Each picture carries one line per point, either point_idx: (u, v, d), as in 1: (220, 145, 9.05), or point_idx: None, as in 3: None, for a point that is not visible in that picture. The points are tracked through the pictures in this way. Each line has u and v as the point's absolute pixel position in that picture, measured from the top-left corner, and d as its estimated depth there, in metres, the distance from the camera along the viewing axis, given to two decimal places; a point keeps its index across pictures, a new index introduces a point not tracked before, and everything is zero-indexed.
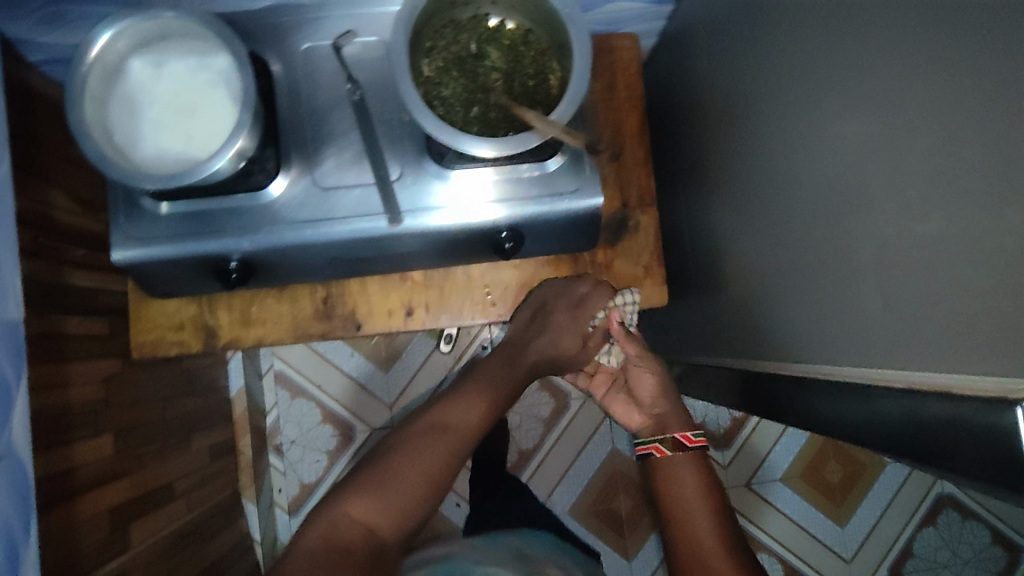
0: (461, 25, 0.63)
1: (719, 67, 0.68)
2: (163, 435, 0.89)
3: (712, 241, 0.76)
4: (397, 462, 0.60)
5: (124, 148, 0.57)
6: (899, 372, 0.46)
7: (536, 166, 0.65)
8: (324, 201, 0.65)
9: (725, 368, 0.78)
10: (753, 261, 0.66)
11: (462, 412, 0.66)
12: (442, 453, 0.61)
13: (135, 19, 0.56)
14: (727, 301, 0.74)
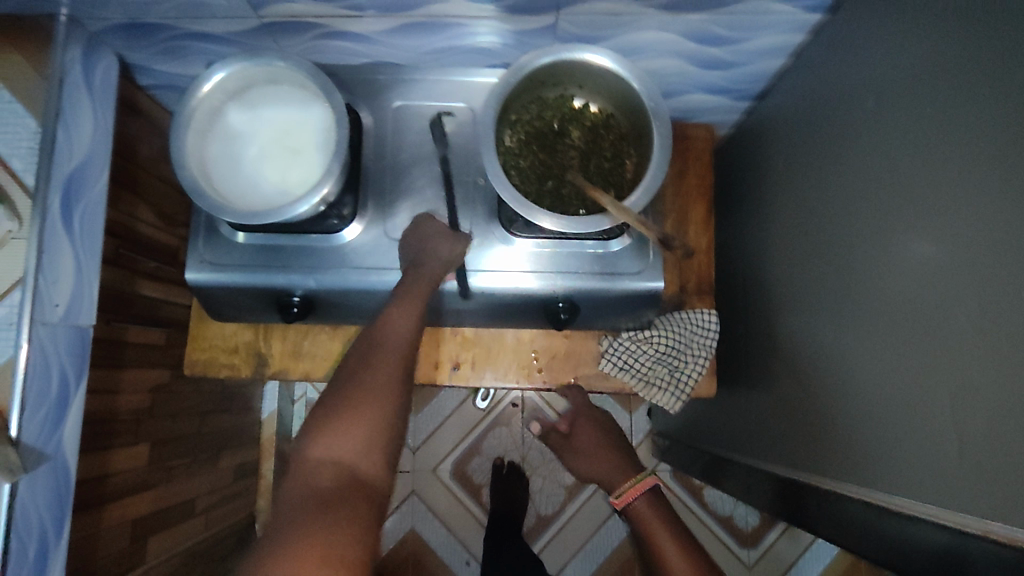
0: (547, 102, 0.66)
1: (791, 169, 0.70)
2: (195, 451, 0.91)
3: (764, 336, 0.76)
4: (348, 404, 0.51)
5: (214, 178, 0.60)
6: (933, 507, 0.46)
7: (600, 244, 0.66)
8: (392, 251, 0.68)
9: (755, 471, 0.77)
10: (805, 365, 0.66)
11: (387, 350, 0.55)
12: (390, 381, 0.54)
13: (245, 63, 0.60)
14: (773, 400, 0.73)
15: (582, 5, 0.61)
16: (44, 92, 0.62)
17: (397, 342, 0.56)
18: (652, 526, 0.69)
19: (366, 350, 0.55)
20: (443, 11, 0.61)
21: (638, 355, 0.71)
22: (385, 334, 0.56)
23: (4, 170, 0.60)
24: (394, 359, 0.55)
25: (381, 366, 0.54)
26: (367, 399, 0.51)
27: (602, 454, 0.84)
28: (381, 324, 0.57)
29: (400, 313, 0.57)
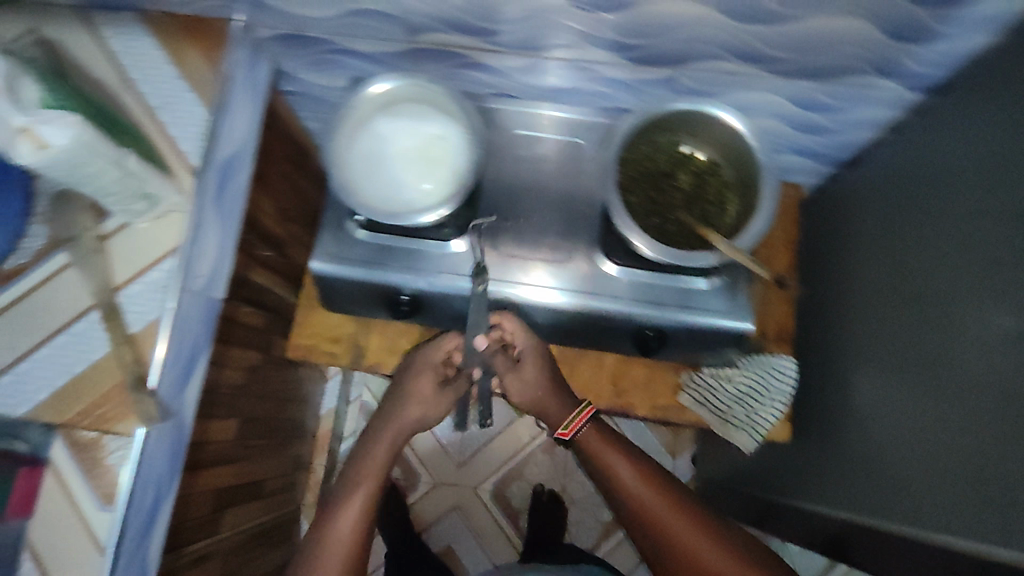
0: (658, 145, 0.70)
1: (868, 230, 0.74)
2: (268, 435, 0.95)
3: (817, 380, 0.79)
4: (313, 554, 0.68)
5: (359, 180, 0.67)
6: (971, 539, 0.49)
7: (693, 280, 0.70)
8: (497, 264, 0.73)
9: (792, 511, 0.80)
10: (873, 426, 0.68)
11: (342, 515, 0.70)
12: (348, 535, 0.69)
13: (399, 82, 0.68)
14: (824, 442, 0.76)
15: (702, 62, 0.66)
16: (216, 85, 0.67)
17: (358, 500, 0.71)
18: (607, 454, 0.73)
19: (334, 509, 0.70)
20: (575, 53, 0.68)
21: (717, 392, 0.75)
22: (350, 495, 0.71)
23: (174, 150, 0.65)
24: (357, 509, 0.70)
25: (343, 521, 0.69)
26: (329, 555, 0.68)
27: (552, 392, 0.76)
28: (348, 487, 0.72)
29: (366, 474, 0.73)
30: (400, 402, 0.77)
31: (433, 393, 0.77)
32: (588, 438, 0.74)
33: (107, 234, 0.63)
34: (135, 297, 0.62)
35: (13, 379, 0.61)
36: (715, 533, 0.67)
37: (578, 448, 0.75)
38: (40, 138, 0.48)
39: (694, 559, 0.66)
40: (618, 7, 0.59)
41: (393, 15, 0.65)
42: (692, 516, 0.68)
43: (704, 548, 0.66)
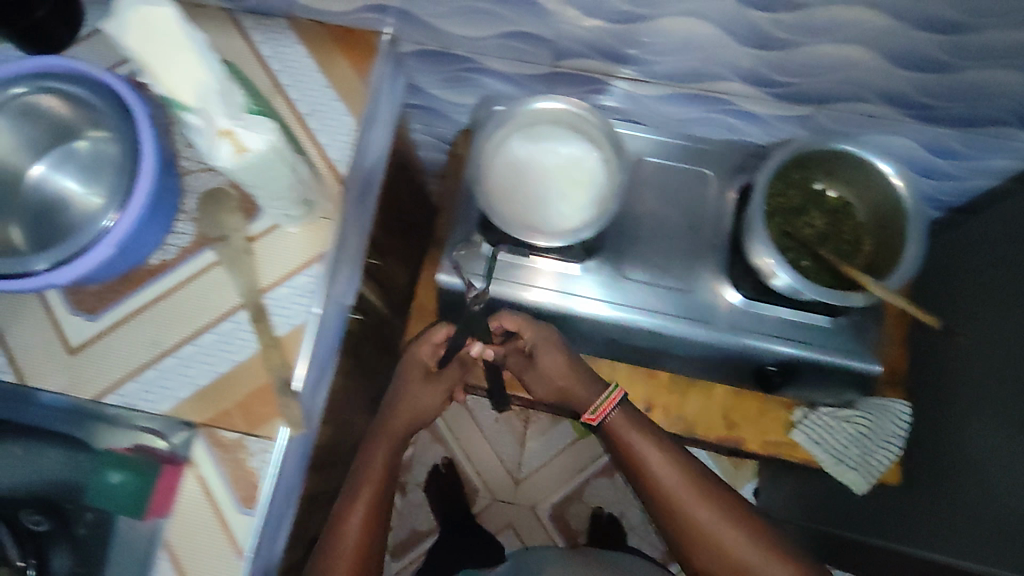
0: (792, 180, 0.69)
1: (985, 274, 0.73)
2: (354, 442, 0.94)
3: (930, 424, 0.78)
4: (332, 550, 0.71)
5: (499, 200, 0.67)
6: None
7: (822, 318, 0.71)
8: (619, 288, 0.73)
9: (903, 555, 0.79)
10: (1002, 471, 0.67)
11: (352, 514, 0.73)
12: (354, 539, 0.72)
13: (533, 103, 0.67)
14: (943, 488, 0.75)
15: (846, 102, 0.67)
16: (365, 96, 0.68)
17: (364, 501, 0.73)
18: (636, 441, 0.73)
19: (344, 508, 0.74)
20: (716, 86, 0.68)
21: (833, 432, 0.75)
22: (356, 499, 0.74)
23: (322, 157, 0.65)
24: (364, 509, 0.73)
25: (351, 524, 0.73)
26: (339, 556, 0.71)
27: (566, 371, 0.74)
28: (350, 497, 0.74)
29: (368, 480, 0.75)
30: (387, 415, 0.79)
31: (423, 378, 0.79)
32: (616, 423, 0.73)
33: (254, 235, 0.63)
34: (281, 301, 0.62)
35: (157, 375, 0.61)
36: (720, 502, 0.72)
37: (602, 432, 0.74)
38: (241, 142, 0.48)
39: (705, 531, 0.70)
40: (781, 46, 0.59)
41: (546, 40, 0.65)
42: (706, 490, 0.72)
43: (711, 521, 0.71)
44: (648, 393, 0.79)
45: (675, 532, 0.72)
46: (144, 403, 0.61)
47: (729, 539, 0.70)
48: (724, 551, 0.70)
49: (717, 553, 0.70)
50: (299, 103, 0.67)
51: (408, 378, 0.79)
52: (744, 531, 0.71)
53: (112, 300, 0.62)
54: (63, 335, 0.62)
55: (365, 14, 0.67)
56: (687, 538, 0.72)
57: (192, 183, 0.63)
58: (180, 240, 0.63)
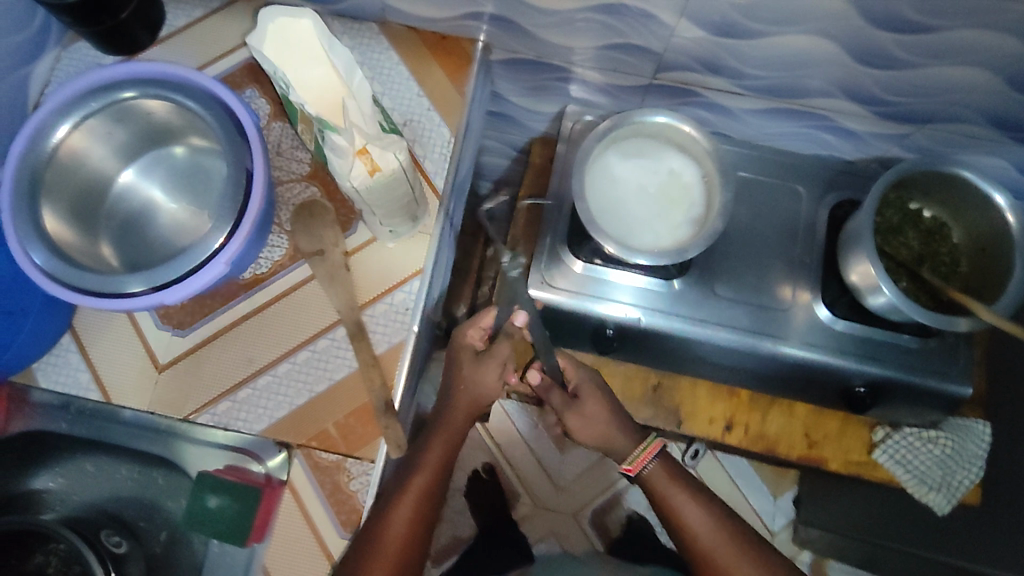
0: (889, 201, 0.70)
1: None
2: None
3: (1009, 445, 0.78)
4: (371, 549, 0.55)
5: (598, 213, 0.65)
6: None
7: (915, 338, 0.70)
8: (709, 304, 0.72)
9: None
10: None
11: (400, 504, 0.57)
12: (400, 534, 0.57)
13: (637, 115, 0.65)
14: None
15: (951, 122, 0.66)
16: (461, 107, 0.66)
17: (415, 488, 0.59)
18: (674, 495, 0.69)
19: (386, 498, 0.58)
20: (817, 102, 0.67)
21: (917, 453, 0.74)
22: (407, 485, 0.58)
23: (420, 168, 0.64)
24: (414, 502, 0.58)
25: (398, 514, 0.57)
26: (378, 557, 0.55)
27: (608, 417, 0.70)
28: (401, 481, 0.59)
29: (423, 466, 0.60)
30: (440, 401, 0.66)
31: (476, 363, 0.66)
32: (656, 477, 0.70)
33: (351, 250, 0.62)
34: (380, 318, 0.60)
35: (251, 394, 0.59)
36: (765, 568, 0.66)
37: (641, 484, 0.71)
38: (374, 162, 0.46)
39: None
40: (895, 65, 0.59)
41: (652, 52, 0.64)
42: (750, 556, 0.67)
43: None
44: (727, 411, 0.77)
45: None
46: (238, 424, 0.58)
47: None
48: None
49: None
50: (393, 112, 0.65)
51: (460, 359, 0.66)
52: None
53: (201, 316, 0.60)
54: (151, 352, 0.60)
55: (463, 21, 0.65)
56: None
57: (285, 195, 0.62)
58: (273, 253, 0.61)
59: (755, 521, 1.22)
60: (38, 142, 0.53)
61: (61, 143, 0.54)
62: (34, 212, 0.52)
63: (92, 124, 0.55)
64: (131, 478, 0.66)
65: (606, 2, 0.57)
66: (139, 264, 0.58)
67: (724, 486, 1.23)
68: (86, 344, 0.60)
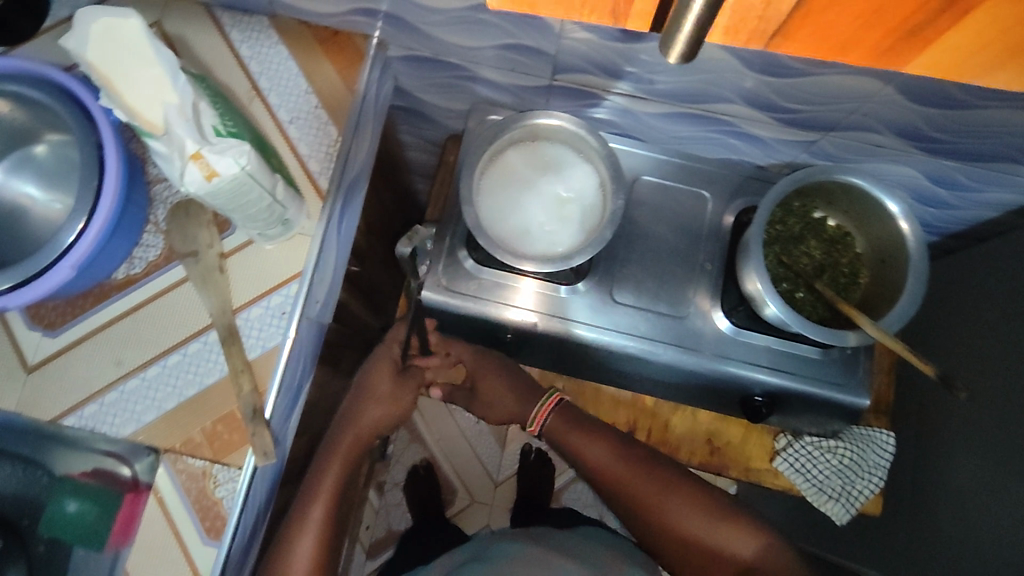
0: (792, 210, 0.68)
1: (980, 309, 0.72)
2: None
3: (911, 454, 0.78)
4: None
5: (489, 216, 0.63)
6: None
7: (815, 349, 0.69)
8: (609, 311, 0.70)
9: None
10: (981, 511, 0.67)
11: (301, 536, 0.67)
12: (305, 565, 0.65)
13: (531, 117, 0.63)
14: (920, 519, 0.75)
15: (854, 132, 0.64)
16: (351, 105, 0.64)
17: (312, 523, 0.67)
18: (576, 439, 0.74)
19: (288, 534, 0.67)
20: (720, 108, 0.65)
21: (817, 462, 0.74)
22: (304, 519, 0.67)
23: (303, 169, 0.62)
24: (313, 535, 0.67)
25: (301, 546, 0.66)
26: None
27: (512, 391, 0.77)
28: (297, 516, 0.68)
29: (316, 498, 0.69)
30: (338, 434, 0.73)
31: (392, 388, 0.76)
32: (556, 427, 0.75)
33: (227, 252, 0.60)
34: (254, 323, 0.59)
35: (120, 397, 0.58)
36: (677, 489, 0.73)
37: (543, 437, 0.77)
38: (209, 166, 0.44)
39: (669, 519, 0.72)
40: (789, 73, 0.57)
41: (546, 53, 0.62)
42: (663, 480, 0.73)
43: (662, 498, 0.73)
44: (631, 418, 0.77)
45: (650, 526, 0.73)
46: (104, 428, 0.58)
47: (693, 523, 0.72)
48: (702, 542, 0.71)
49: (699, 546, 0.72)
50: (279, 109, 0.63)
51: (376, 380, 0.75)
52: (710, 514, 0.72)
53: (72, 317, 0.59)
54: (19, 352, 0.59)
55: (351, 17, 0.63)
56: (655, 528, 0.73)
57: (161, 194, 0.60)
58: (148, 253, 0.60)
59: None
60: None
61: None
62: None
63: None
64: (6, 482, 0.65)
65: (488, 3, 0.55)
66: (5, 265, 0.56)
67: None
68: None
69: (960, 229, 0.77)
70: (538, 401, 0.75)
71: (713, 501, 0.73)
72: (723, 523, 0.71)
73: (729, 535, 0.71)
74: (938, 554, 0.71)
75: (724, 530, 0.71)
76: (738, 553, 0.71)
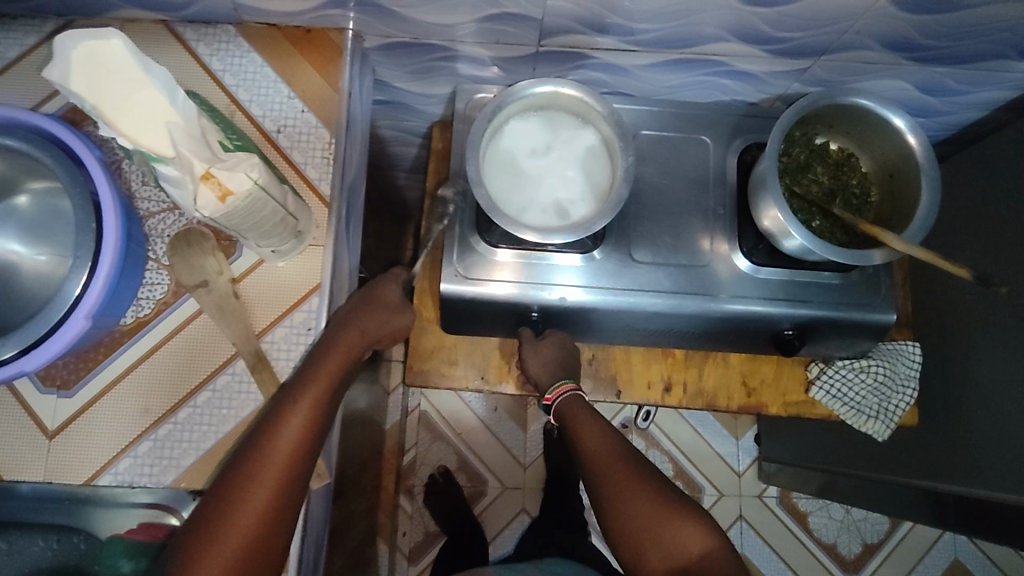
0: (795, 139, 0.68)
1: (983, 209, 0.74)
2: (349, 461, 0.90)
3: (933, 360, 0.80)
4: (256, 465, 0.49)
5: (499, 193, 0.62)
6: None
7: (835, 274, 0.70)
8: (630, 271, 0.70)
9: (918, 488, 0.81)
10: (1011, 399, 0.69)
11: (292, 414, 0.51)
12: (287, 452, 0.50)
13: (528, 86, 0.62)
14: (950, 421, 0.77)
15: (845, 52, 0.64)
16: (338, 103, 0.62)
17: (306, 402, 0.52)
18: (577, 419, 0.67)
19: (271, 417, 0.51)
20: (708, 49, 0.65)
21: (853, 384, 0.74)
22: (297, 400, 0.52)
23: (302, 178, 0.60)
24: (303, 420, 0.51)
25: (289, 425, 0.51)
26: (260, 474, 0.49)
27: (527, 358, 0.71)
28: (288, 396, 0.52)
29: (307, 388, 0.52)
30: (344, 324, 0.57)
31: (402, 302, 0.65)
32: (571, 405, 0.68)
33: (238, 276, 0.57)
34: (280, 344, 0.57)
35: (152, 446, 0.55)
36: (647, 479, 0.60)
37: (558, 413, 0.69)
38: (223, 185, 0.42)
39: (624, 506, 0.59)
40: (780, 2, 0.57)
41: (532, 18, 0.61)
42: (635, 471, 0.61)
43: (635, 493, 0.59)
44: (665, 374, 0.77)
45: (608, 517, 0.60)
46: (144, 480, 0.55)
47: (647, 514, 0.58)
48: (663, 543, 0.57)
49: (649, 540, 0.57)
50: (264, 119, 0.61)
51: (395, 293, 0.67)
52: (666, 509, 0.58)
53: (86, 372, 0.56)
54: (36, 419, 0.55)
55: (327, 11, 0.61)
56: (613, 522, 0.59)
57: (157, 227, 0.57)
58: (154, 291, 0.57)
59: (719, 464, 1.24)
60: None
61: None
62: None
63: None
64: (44, 552, 0.56)
65: None
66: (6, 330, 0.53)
67: (685, 436, 1.25)
68: None
69: (949, 135, 0.78)
70: (553, 385, 0.69)
71: (682, 513, 0.58)
72: (678, 521, 0.57)
73: (683, 534, 0.57)
74: (980, 448, 0.72)
75: (680, 527, 0.57)
76: (689, 555, 0.56)
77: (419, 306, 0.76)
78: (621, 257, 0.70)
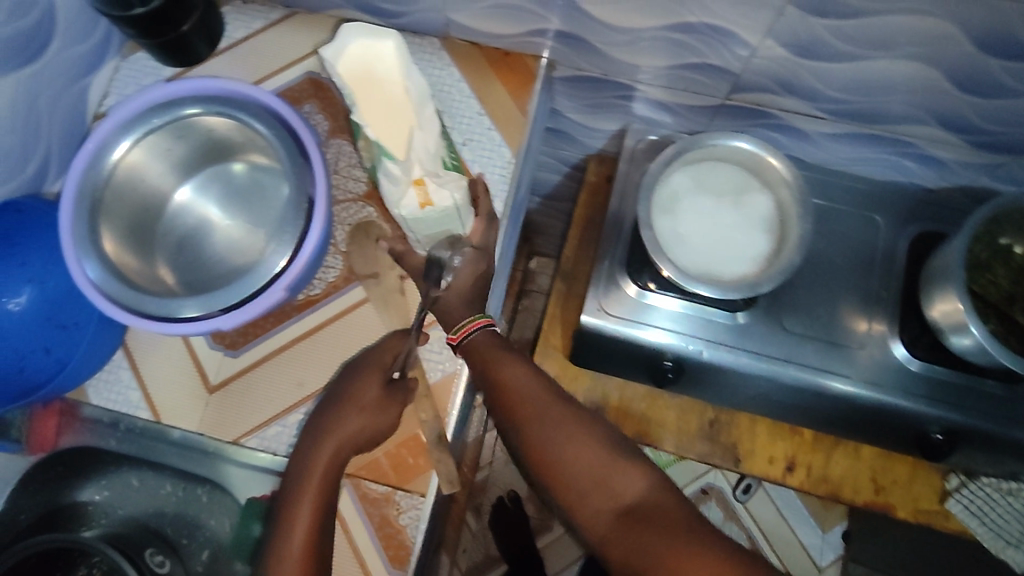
0: (979, 236, 0.63)
1: None
2: None
3: None
4: (301, 478, 0.51)
5: (664, 236, 0.62)
6: None
7: (1001, 385, 0.65)
8: (776, 337, 0.67)
9: None
10: None
11: (342, 422, 0.53)
12: (327, 464, 0.51)
13: (712, 137, 0.62)
14: None
15: None
16: (523, 126, 0.64)
17: (349, 413, 0.53)
18: (495, 350, 0.54)
19: (321, 424, 0.53)
20: (901, 128, 0.64)
21: (996, 505, 0.70)
22: (344, 409, 0.53)
23: None
24: (349, 430, 0.52)
25: (338, 434, 0.52)
26: (306, 486, 0.50)
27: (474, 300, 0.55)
28: (336, 405, 0.54)
29: (308, 485, 0.50)
30: (340, 407, 0.53)
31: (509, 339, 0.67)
32: (481, 341, 0.55)
33: (406, 273, 0.60)
34: (434, 345, 0.59)
35: (301, 419, 0.57)
36: (596, 424, 0.53)
37: (466, 351, 0.55)
38: (427, 195, 0.50)
39: (574, 467, 0.51)
40: (999, 93, 0.56)
41: (729, 72, 0.62)
42: (576, 412, 0.53)
43: (578, 446, 0.51)
44: (790, 452, 0.74)
45: (554, 483, 0.51)
46: (287, 450, 0.57)
47: (595, 465, 0.51)
48: (625, 501, 0.50)
49: (603, 496, 0.50)
50: (452, 130, 0.64)
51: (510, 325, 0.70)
52: (612, 454, 0.51)
53: (254, 338, 0.59)
54: (203, 372, 0.59)
55: (531, 38, 0.64)
56: (562, 487, 0.51)
57: (341, 215, 0.61)
58: (328, 274, 0.60)
59: (800, 553, 1.17)
60: (97, 161, 0.53)
61: (119, 161, 0.53)
62: (91, 235, 0.51)
63: (151, 140, 0.54)
64: (168, 498, 0.59)
65: (686, 22, 0.56)
66: (195, 286, 0.57)
67: (768, 516, 1.18)
68: (140, 365, 0.59)
69: None
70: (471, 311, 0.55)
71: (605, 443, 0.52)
72: (629, 469, 0.51)
73: (625, 479, 0.50)
74: None
75: (627, 472, 0.50)
76: (626, 500, 0.50)
77: (548, 332, 0.77)
78: (769, 321, 0.68)
